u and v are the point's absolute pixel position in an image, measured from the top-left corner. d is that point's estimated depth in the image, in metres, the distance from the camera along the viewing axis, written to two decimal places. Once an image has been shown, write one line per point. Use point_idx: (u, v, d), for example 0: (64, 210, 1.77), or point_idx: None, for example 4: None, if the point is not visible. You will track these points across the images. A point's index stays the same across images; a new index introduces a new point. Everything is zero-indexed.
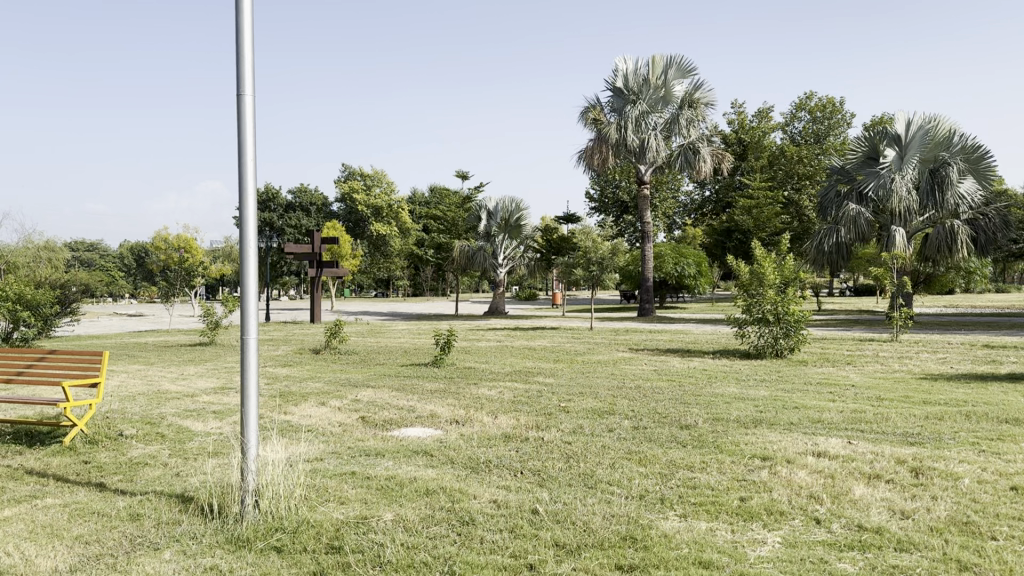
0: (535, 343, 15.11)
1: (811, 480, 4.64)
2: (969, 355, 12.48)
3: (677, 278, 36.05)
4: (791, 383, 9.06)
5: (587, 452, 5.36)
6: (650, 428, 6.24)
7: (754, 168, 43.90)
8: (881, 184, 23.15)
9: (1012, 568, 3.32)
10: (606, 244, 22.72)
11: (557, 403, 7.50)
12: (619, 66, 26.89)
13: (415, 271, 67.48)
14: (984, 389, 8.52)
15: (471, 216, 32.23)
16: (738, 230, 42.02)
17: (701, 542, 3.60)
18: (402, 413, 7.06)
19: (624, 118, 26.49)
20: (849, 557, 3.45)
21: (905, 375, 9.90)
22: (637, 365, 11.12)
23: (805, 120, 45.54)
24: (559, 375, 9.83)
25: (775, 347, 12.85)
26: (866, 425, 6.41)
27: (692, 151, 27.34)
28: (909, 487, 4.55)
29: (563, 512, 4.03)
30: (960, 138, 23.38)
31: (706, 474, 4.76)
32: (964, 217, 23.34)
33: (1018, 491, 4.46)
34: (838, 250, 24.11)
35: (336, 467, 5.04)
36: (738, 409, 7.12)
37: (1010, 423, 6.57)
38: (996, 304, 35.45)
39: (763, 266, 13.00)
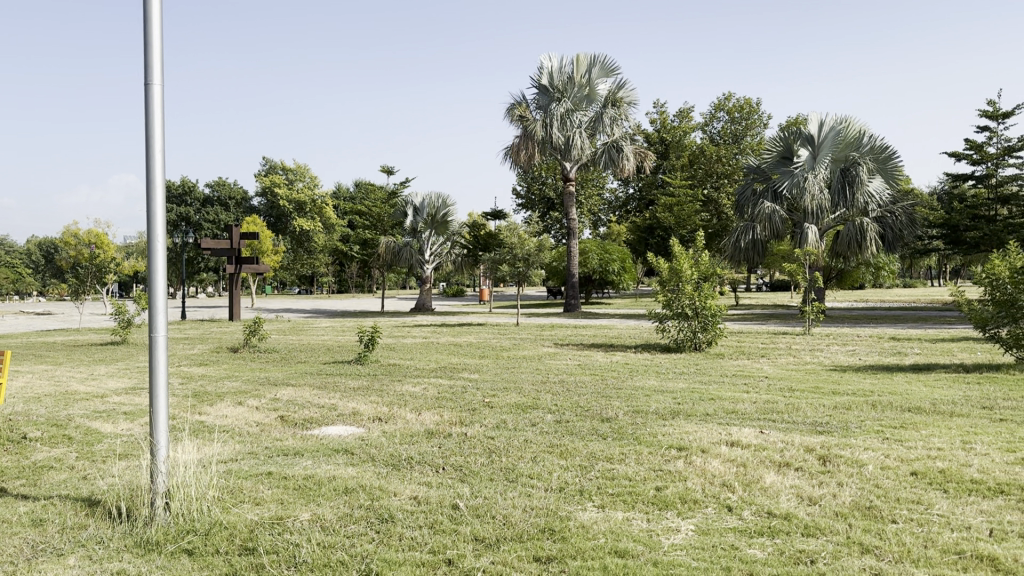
0: (461, 339, 15.17)
1: (724, 469, 4.78)
2: (876, 348, 13.08)
3: (602, 274, 36.64)
4: (709, 375, 9.29)
5: (509, 447, 5.38)
6: (572, 421, 6.31)
7: (676, 166, 44.89)
8: (796, 183, 23.94)
9: (908, 550, 3.51)
10: (532, 241, 22.93)
11: (481, 398, 7.54)
12: (544, 64, 27.07)
13: (340, 268, 66.69)
14: (889, 379, 8.95)
15: (397, 211, 31.98)
16: (660, 227, 42.82)
17: (617, 532, 3.66)
18: (322, 411, 6.97)
19: (549, 115, 26.69)
20: (758, 543, 3.57)
21: (816, 367, 10.31)
22: (561, 360, 11.23)
23: (723, 120, 46.80)
24: (483, 371, 9.89)
25: (693, 341, 13.15)
26: (777, 415, 6.63)
27: (616, 150, 27.73)
28: (817, 474, 4.73)
29: (483, 506, 4.05)
30: (870, 138, 24.47)
31: (625, 465, 4.84)
32: (872, 215, 24.42)
33: (917, 476, 4.70)
34: (755, 246, 24.86)
35: (251, 468, 4.94)
36: (657, 402, 7.27)
37: (912, 411, 6.91)
38: (904, 298, 37.04)
39: (681, 262, 13.32)
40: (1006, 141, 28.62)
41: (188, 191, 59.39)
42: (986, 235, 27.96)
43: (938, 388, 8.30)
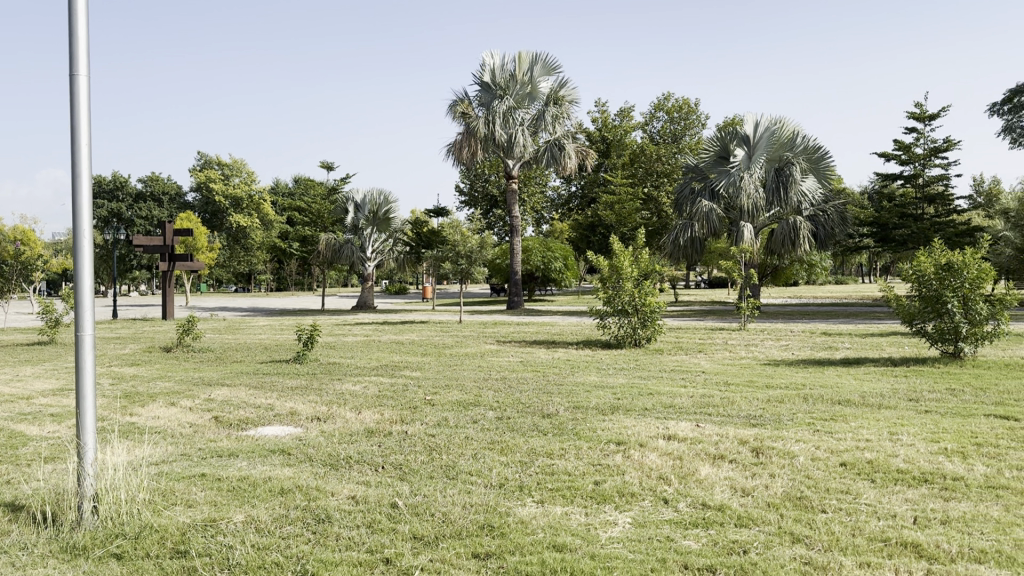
0: (403, 337, 15.08)
1: (661, 462, 4.87)
2: (809, 342, 13.47)
3: (544, 271, 36.79)
4: (647, 370, 9.45)
5: (449, 444, 5.38)
6: (512, 418, 6.33)
7: (617, 165, 45.48)
8: (732, 182, 24.42)
9: (837, 538, 3.62)
10: (475, 238, 22.91)
11: (423, 396, 7.52)
12: (486, 61, 27.07)
13: (278, 266, 65.51)
14: (820, 373, 9.23)
15: (337, 208, 31.55)
16: (601, 225, 43.29)
17: (555, 526, 3.69)
18: (258, 411, 6.85)
19: (492, 112, 26.69)
20: (693, 534, 3.64)
21: (752, 362, 10.56)
22: (503, 357, 11.24)
23: (662, 120, 47.52)
24: (425, 369, 9.84)
25: (633, 336, 13.36)
26: (713, 409, 6.77)
27: (558, 148, 27.89)
28: (750, 466, 4.85)
29: (422, 505, 4.03)
30: (803, 139, 25.16)
31: (564, 460, 4.88)
32: (806, 213, 25.12)
33: (846, 467, 4.86)
34: (693, 244, 25.31)
35: (184, 469, 4.82)
36: (596, 397, 7.36)
37: (842, 403, 7.15)
38: (836, 295, 38.25)
39: (621, 260, 13.46)
40: (932, 143, 29.74)
41: (119, 186, 57.60)
42: (914, 233, 29.07)
43: (866, 381, 8.59)
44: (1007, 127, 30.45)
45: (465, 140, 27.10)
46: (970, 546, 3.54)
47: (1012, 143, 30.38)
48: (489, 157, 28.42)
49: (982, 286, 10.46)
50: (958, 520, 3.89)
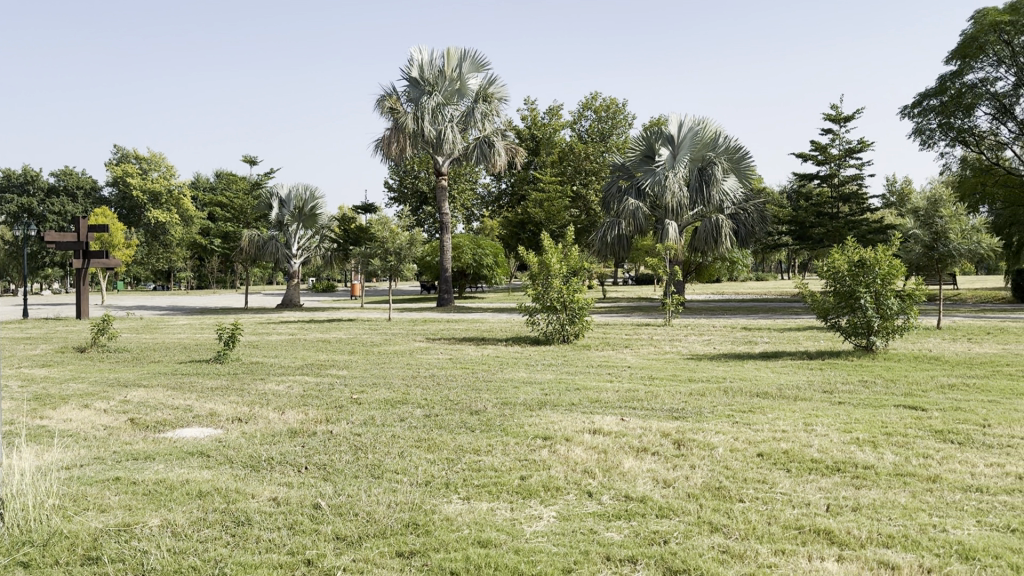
0: (331, 335, 14.89)
1: (585, 456, 4.94)
2: (730, 337, 13.88)
3: (475, 267, 36.80)
4: (575, 366, 9.54)
5: (376, 442, 5.34)
6: (441, 415, 6.33)
7: (546, 162, 45.80)
8: (657, 181, 24.88)
9: (754, 527, 3.75)
10: (404, 235, 22.73)
11: (350, 395, 7.43)
12: (414, 56, 26.87)
13: (200, 263, 63.70)
14: (741, 367, 9.52)
15: (262, 203, 30.80)
16: (530, 222, 43.35)
17: (480, 523, 3.71)
18: (177, 413, 6.65)
19: (421, 108, 26.53)
20: (616, 526, 3.71)
21: (676, 356, 10.80)
22: (431, 355, 11.21)
23: (591, 119, 48.07)
24: (352, 367, 9.73)
25: (562, 333, 13.48)
26: (638, 403, 6.92)
27: (488, 145, 27.97)
28: (672, 457, 4.97)
29: (345, 505, 4.00)
30: (725, 140, 25.84)
31: (491, 456, 4.91)
32: (728, 212, 25.78)
33: (763, 457, 5.03)
34: (619, 241, 25.75)
35: (96, 474, 4.65)
36: (525, 393, 7.40)
37: (760, 396, 7.38)
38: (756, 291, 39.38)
39: (549, 257, 13.56)
40: (846, 144, 30.88)
41: (30, 180, 55.03)
42: (830, 232, 30.47)
43: (784, 374, 8.88)
44: (917, 129, 31.75)
45: (394, 136, 26.85)
46: (878, 531, 3.71)
47: (922, 145, 31.76)
48: (417, 153, 28.28)
49: (893, 281, 10.89)
50: (867, 507, 4.07)
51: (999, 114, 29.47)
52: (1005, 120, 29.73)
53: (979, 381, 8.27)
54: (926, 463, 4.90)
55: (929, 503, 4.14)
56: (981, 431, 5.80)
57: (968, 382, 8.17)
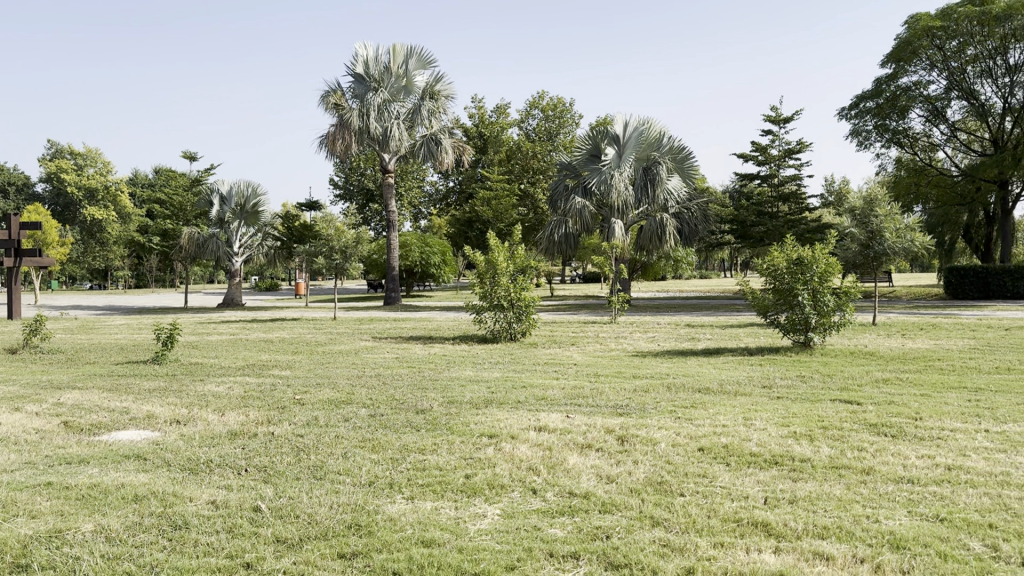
0: (274, 335, 14.65)
1: (531, 453, 4.97)
2: (675, 334, 14.11)
3: (423, 266, 36.60)
4: (521, 364, 9.57)
5: (319, 443, 5.29)
6: (385, 414, 6.29)
7: (494, 161, 45.99)
8: (603, 180, 25.11)
9: (694, 521, 3.82)
10: (350, 233, 22.49)
11: (292, 395, 7.32)
12: (359, 52, 26.56)
13: (139, 261, 62.06)
14: (684, 363, 9.68)
15: (202, 200, 30.13)
16: (478, 220, 43.31)
17: (424, 523, 3.70)
18: (113, 415, 6.48)
19: (366, 105, 26.23)
20: (559, 522, 3.74)
21: (621, 354, 10.92)
22: (377, 354, 11.12)
23: (538, 118, 48.35)
24: (296, 367, 9.60)
25: (509, 331, 13.51)
26: (583, 400, 6.98)
27: (435, 142, 27.89)
28: (615, 453, 5.03)
29: (286, 507, 3.95)
30: (669, 140, 26.24)
31: (436, 455, 4.91)
32: (672, 210, 26.17)
33: (704, 451, 5.12)
34: (567, 239, 25.92)
35: (27, 478, 4.51)
36: (471, 392, 7.40)
37: (702, 392, 7.52)
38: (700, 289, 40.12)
39: (496, 255, 13.58)
40: (786, 145, 31.62)
41: None
42: (770, 230, 30.96)
43: (726, 370, 9.07)
44: (853, 130, 32.75)
45: (339, 133, 26.42)
46: (814, 523, 3.82)
47: (858, 146, 32.74)
48: (363, 150, 28.03)
49: (830, 279, 11.20)
50: (804, 499, 4.18)
51: (932, 116, 30.58)
52: (937, 122, 30.86)
53: (912, 375, 8.57)
54: (861, 456, 5.05)
55: (863, 494, 4.27)
56: (912, 424, 6.01)
57: (902, 376, 8.46)
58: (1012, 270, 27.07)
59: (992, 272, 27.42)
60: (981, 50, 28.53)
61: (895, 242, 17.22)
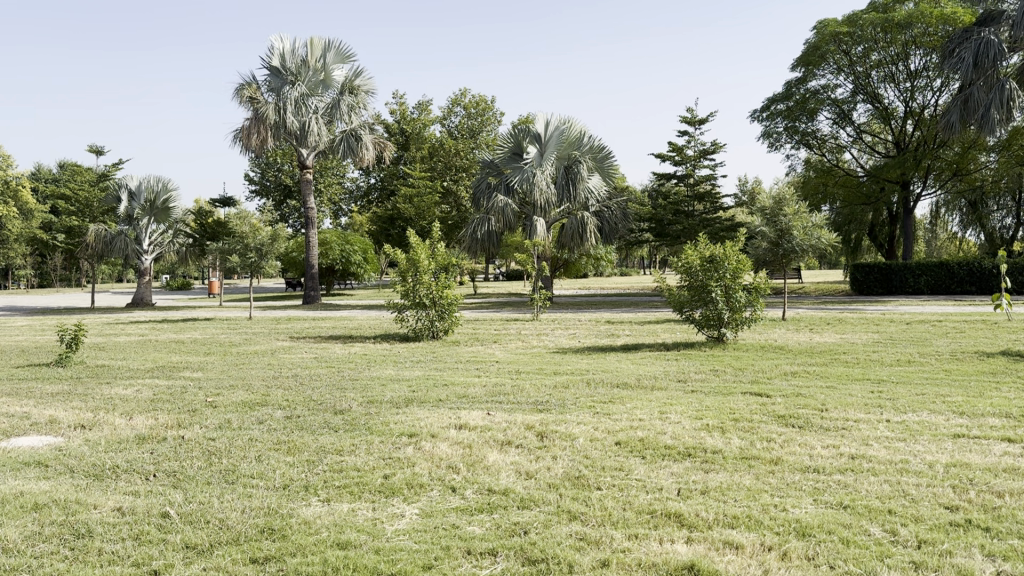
0: (187, 336, 14.19)
1: (450, 452, 4.96)
2: (594, 330, 14.32)
3: (343, 264, 36.08)
4: (442, 363, 9.54)
5: (231, 447, 5.15)
6: (301, 416, 6.18)
7: (416, 158, 45.78)
8: (525, 178, 25.27)
9: (610, 514, 3.89)
10: (266, 230, 21.96)
11: (204, 398, 7.10)
12: (275, 44, 25.94)
13: (42, 259, 59.15)
14: (603, 359, 9.84)
15: (108, 195, 28.91)
16: (400, 218, 43.03)
17: (340, 524, 3.66)
18: (11, 421, 6.16)
19: (282, 98, 25.61)
20: (477, 520, 3.76)
21: (542, 351, 11.01)
22: (295, 354, 10.89)
23: (460, 115, 48.32)
24: (209, 369, 9.32)
25: (431, 329, 13.47)
26: (504, 397, 7.00)
27: (354, 139, 27.51)
28: (534, 450, 5.08)
29: (196, 513, 3.84)
30: (589, 139, 26.62)
31: (354, 456, 4.85)
32: (592, 209, 26.53)
33: (620, 445, 5.23)
34: (489, 237, 25.92)
35: None
36: (391, 391, 7.33)
37: (619, 387, 7.67)
38: (620, 287, 38.93)
39: (417, 253, 13.46)
40: (701, 145, 32.48)
41: None
42: (686, 229, 31.90)
43: (643, 365, 9.25)
44: (765, 132, 33.88)
45: (254, 126, 25.66)
46: (725, 513, 3.94)
47: (770, 147, 33.87)
48: (280, 145, 27.44)
49: (740, 276, 11.57)
50: (715, 489, 4.31)
51: (840, 118, 31.89)
52: (844, 125, 32.22)
53: (818, 368, 8.95)
54: (769, 447, 5.24)
55: (770, 484, 4.43)
56: (817, 415, 6.27)
57: (809, 369, 8.80)
58: (913, 267, 28.35)
59: (895, 268, 28.78)
60: (884, 56, 29.92)
61: (803, 241, 17.90)
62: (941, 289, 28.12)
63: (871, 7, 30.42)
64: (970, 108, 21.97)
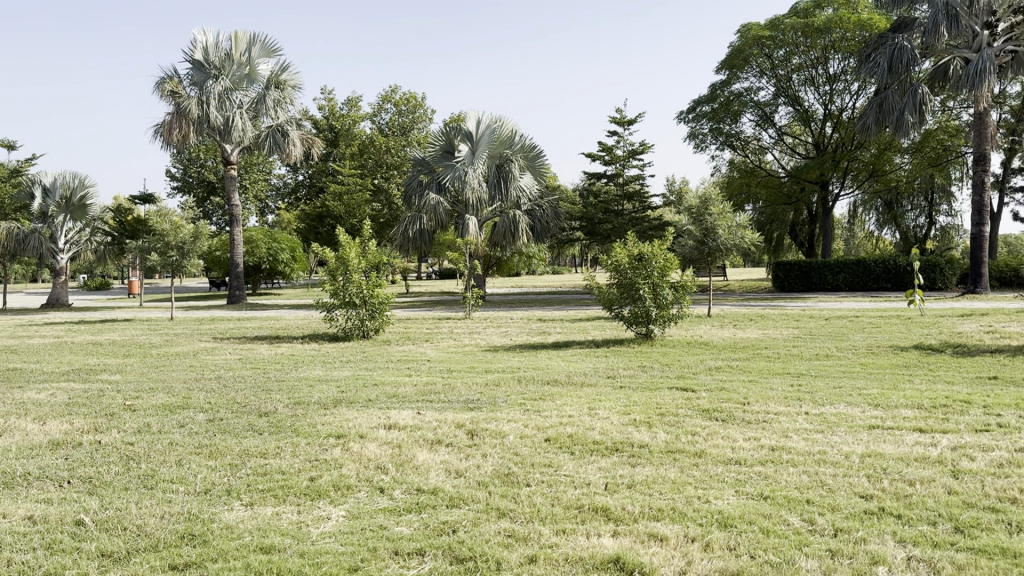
0: (105, 338, 13.71)
1: (379, 452, 4.92)
2: (526, 328, 14.42)
3: (271, 262, 35.36)
4: (373, 362, 9.47)
5: (149, 451, 5.00)
6: (225, 419, 6.04)
7: (345, 154, 45.20)
8: (457, 176, 25.23)
9: (538, 510, 3.92)
10: (188, 227, 21.35)
11: (122, 401, 6.86)
12: (197, 37, 25.19)
13: None
14: (534, 356, 9.91)
15: (20, 193, 27.62)
16: (329, 215, 42.47)
17: (264, 528, 3.59)
18: None
19: (205, 92, 24.91)
20: (405, 520, 3.74)
21: (474, 349, 11.02)
22: (218, 355, 10.62)
23: (390, 112, 47.94)
24: (128, 371, 9.03)
25: (361, 328, 13.37)
26: (434, 396, 6.98)
27: (280, 134, 27.18)
28: (465, 447, 5.08)
29: (112, 519, 3.71)
30: (520, 138, 26.75)
31: (279, 459, 4.76)
32: (524, 208, 26.63)
33: (550, 442, 5.26)
34: (422, 236, 25.73)
35: None
36: (319, 391, 7.24)
37: (550, 384, 7.74)
38: (550, 288, 36.52)
39: (348, 251, 13.26)
40: (630, 145, 32.96)
41: None
42: (616, 228, 32.49)
43: (573, 362, 9.34)
44: (691, 134, 34.65)
45: (175, 121, 24.88)
46: (651, 506, 4.02)
47: (696, 147, 34.65)
48: (203, 140, 26.69)
49: (668, 274, 11.80)
50: (641, 483, 4.39)
51: (762, 121, 32.84)
52: (766, 127, 33.17)
53: (741, 363, 9.20)
54: (694, 440, 5.36)
55: (695, 477, 4.54)
56: (740, 408, 6.45)
57: (732, 364, 9.06)
58: (832, 265, 29.47)
59: (814, 267, 29.77)
60: (805, 60, 30.91)
61: (728, 239, 18.38)
62: (858, 286, 29.23)
63: (793, 12, 31.41)
64: (886, 113, 22.70)
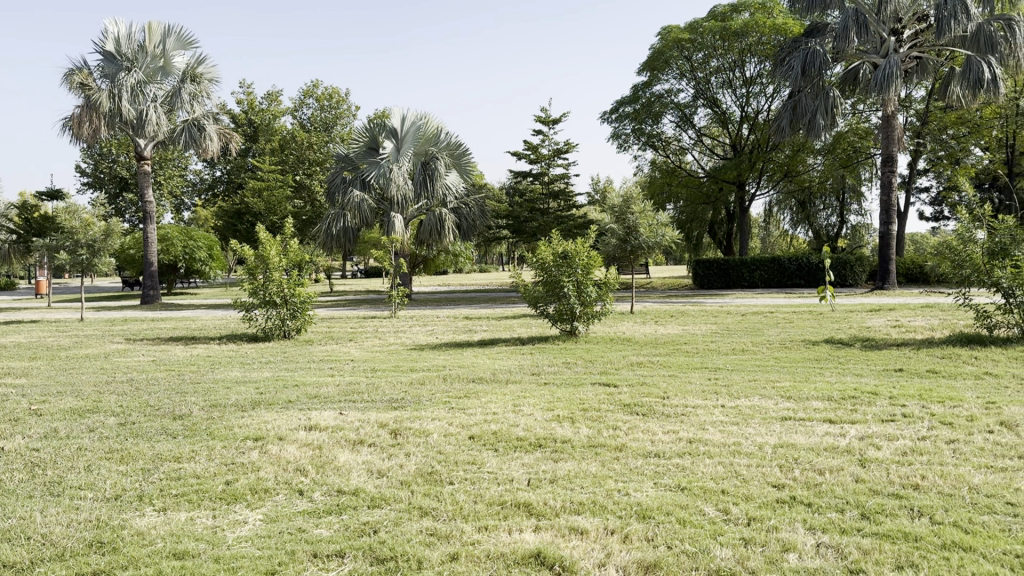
0: (7, 340, 13.07)
1: (299, 454, 4.85)
2: (451, 326, 14.43)
3: (187, 261, 34.29)
4: (294, 363, 9.32)
5: (56, 457, 4.80)
6: (137, 423, 5.84)
7: (266, 150, 44.16)
8: (382, 173, 25.04)
9: (460, 507, 3.94)
10: (98, 225, 20.55)
11: (26, 406, 6.56)
12: (108, 28, 24.21)
13: None
14: (459, 354, 9.92)
15: None
16: (249, 212, 41.44)
17: (177, 533, 3.51)
18: None
19: (117, 84, 23.99)
20: (325, 522, 3.69)
21: (398, 347, 10.95)
22: (131, 358, 10.26)
23: (312, 107, 47.08)
24: (33, 375, 8.63)
25: (282, 328, 13.11)
26: (358, 396, 6.91)
27: (196, 129, 26.34)
28: (387, 447, 5.06)
29: (15, 528, 3.56)
30: (445, 136, 26.68)
31: (194, 463, 4.64)
32: (450, 205, 26.57)
33: (474, 439, 5.29)
34: (346, 233, 25.37)
35: None
36: (238, 393, 7.08)
37: (474, 381, 7.76)
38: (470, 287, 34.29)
39: (268, 249, 12.97)
40: (555, 145, 33.15)
41: None
42: (541, 225, 32.72)
43: (498, 359, 9.39)
44: (614, 134, 35.15)
45: (85, 115, 23.83)
46: (571, 500, 4.08)
47: (619, 147, 35.12)
48: (114, 134, 25.69)
49: (591, 272, 11.96)
50: (564, 478, 4.45)
51: (683, 121, 33.53)
52: (686, 127, 33.91)
53: (662, 358, 9.43)
54: (614, 434, 5.46)
55: (615, 470, 4.63)
56: (660, 402, 6.61)
57: (654, 360, 9.26)
58: (749, 263, 30.44)
59: (732, 264, 30.74)
60: (723, 63, 31.72)
61: (649, 238, 18.75)
62: (773, 282, 30.14)
63: (711, 15, 32.24)
64: (799, 115, 23.44)
